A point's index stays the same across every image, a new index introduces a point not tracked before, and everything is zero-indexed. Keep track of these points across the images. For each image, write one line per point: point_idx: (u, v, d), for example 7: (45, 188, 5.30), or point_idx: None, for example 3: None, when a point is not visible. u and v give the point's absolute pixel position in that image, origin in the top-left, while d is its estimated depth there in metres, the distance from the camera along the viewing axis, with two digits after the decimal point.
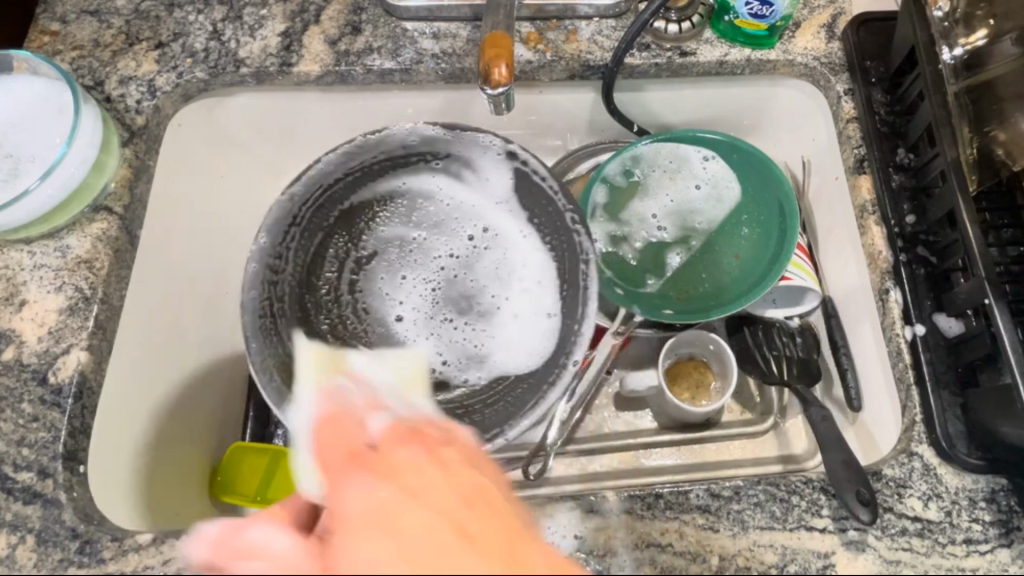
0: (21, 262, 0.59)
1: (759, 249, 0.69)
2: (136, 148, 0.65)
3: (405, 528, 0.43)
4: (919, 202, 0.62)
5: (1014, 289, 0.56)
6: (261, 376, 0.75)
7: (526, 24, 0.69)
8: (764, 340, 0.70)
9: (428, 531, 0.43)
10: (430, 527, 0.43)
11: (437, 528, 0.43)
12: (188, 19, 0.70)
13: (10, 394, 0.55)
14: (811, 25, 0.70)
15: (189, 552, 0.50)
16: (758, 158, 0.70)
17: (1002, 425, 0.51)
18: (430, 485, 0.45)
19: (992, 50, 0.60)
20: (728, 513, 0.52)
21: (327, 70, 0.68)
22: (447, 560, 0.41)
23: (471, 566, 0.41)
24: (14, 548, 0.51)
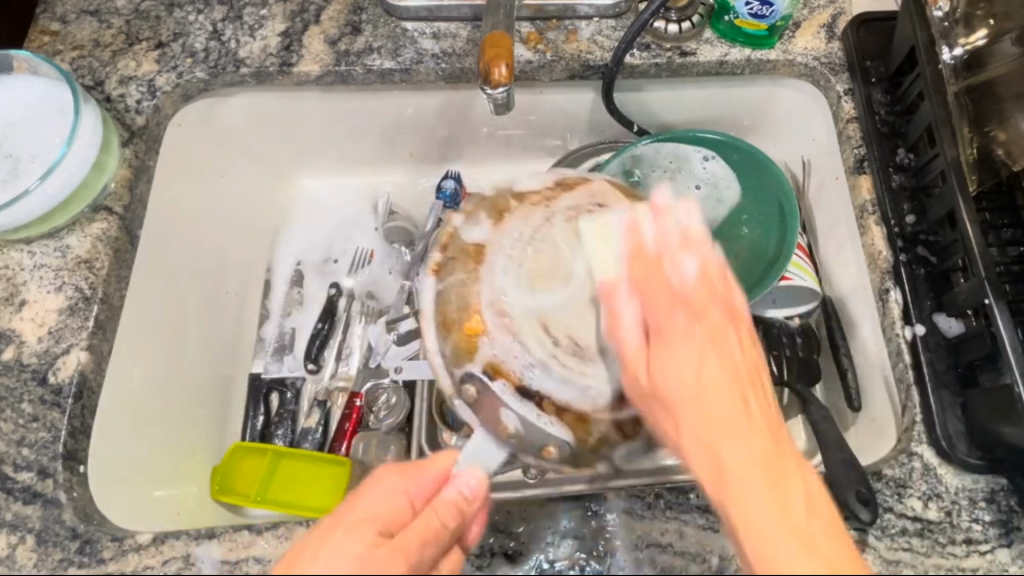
0: (21, 263, 0.59)
1: (759, 248, 0.70)
2: (136, 148, 0.65)
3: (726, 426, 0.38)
4: (919, 202, 0.62)
5: (1014, 288, 0.56)
6: (261, 377, 0.75)
7: (526, 24, 0.69)
8: (765, 341, 0.69)
9: (732, 442, 0.37)
10: (724, 424, 0.38)
11: (709, 442, 0.38)
12: (188, 19, 0.70)
13: (10, 394, 0.55)
14: (811, 26, 0.70)
15: (189, 552, 0.50)
16: (757, 158, 0.71)
17: (1002, 425, 0.51)
18: (727, 422, 0.38)
19: (992, 50, 0.60)
20: None
21: (327, 70, 0.68)
22: (710, 428, 0.38)
23: (728, 416, 0.38)
24: (14, 548, 0.50)
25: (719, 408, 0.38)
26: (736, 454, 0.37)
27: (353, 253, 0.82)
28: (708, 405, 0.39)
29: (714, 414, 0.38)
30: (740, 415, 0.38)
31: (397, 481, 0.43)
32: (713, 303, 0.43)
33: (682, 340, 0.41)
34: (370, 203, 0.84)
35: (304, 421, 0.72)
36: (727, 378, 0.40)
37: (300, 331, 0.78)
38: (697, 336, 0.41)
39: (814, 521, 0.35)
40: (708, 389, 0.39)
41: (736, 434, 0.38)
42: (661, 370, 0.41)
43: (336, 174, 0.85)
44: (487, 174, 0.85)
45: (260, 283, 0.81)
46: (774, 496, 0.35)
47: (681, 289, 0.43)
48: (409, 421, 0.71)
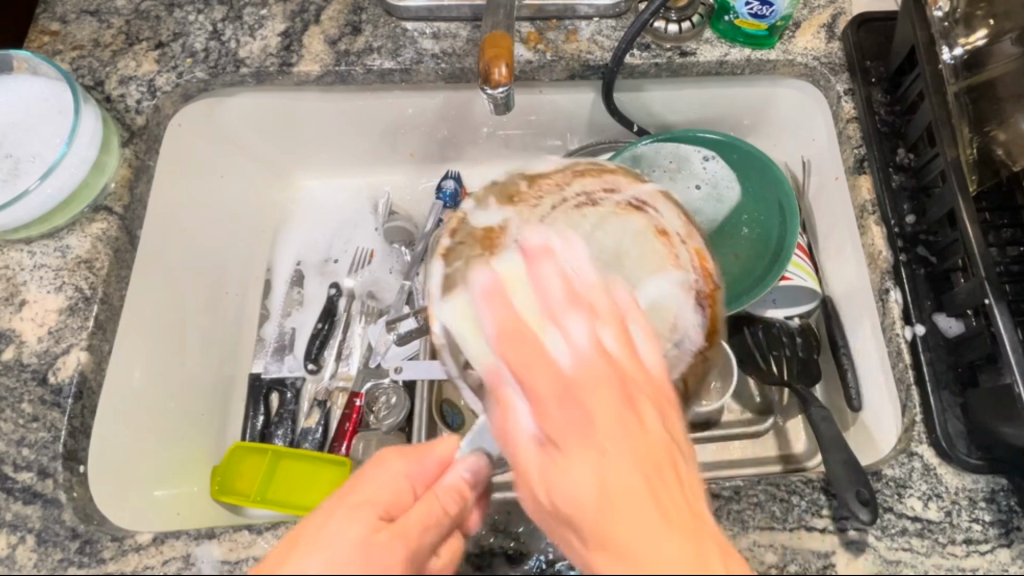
0: (21, 262, 0.59)
1: (758, 248, 0.70)
2: (136, 148, 0.65)
3: (586, 455, 0.35)
4: (919, 202, 0.62)
5: (1014, 288, 0.56)
6: (261, 377, 0.75)
7: (526, 24, 0.69)
8: (765, 340, 0.69)
9: (648, 544, 0.32)
10: (583, 483, 0.35)
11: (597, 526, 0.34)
12: (188, 19, 0.70)
13: (10, 394, 0.55)
14: (811, 26, 0.70)
15: (189, 552, 0.50)
16: (757, 158, 0.71)
17: (1002, 425, 0.51)
18: (615, 465, 0.34)
19: (992, 50, 0.60)
20: (727, 513, 0.52)
21: (327, 70, 0.68)
22: (609, 515, 0.33)
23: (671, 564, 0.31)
24: (14, 548, 0.50)
25: (642, 491, 0.33)
26: (641, 544, 0.32)
27: (353, 253, 0.82)
28: (625, 470, 0.34)
29: (636, 463, 0.34)
30: (632, 498, 0.33)
31: (399, 465, 0.43)
32: (603, 388, 0.36)
33: (559, 405, 0.36)
34: (370, 203, 0.85)
35: (304, 421, 0.73)
36: (579, 404, 0.36)
37: (300, 331, 0.78)
38: (619, 406, 0.36)
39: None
40: (628, 485, 0.33)
41: (636, 503, 0.33)
42: (561, 487, 0.36)
43: (336, 173, 0.85)
44: (487, 174, 0.85)
45: (260, 283, 0.81)
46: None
47: (563, 372, 0.37)
48: (408, 421, 0.71)
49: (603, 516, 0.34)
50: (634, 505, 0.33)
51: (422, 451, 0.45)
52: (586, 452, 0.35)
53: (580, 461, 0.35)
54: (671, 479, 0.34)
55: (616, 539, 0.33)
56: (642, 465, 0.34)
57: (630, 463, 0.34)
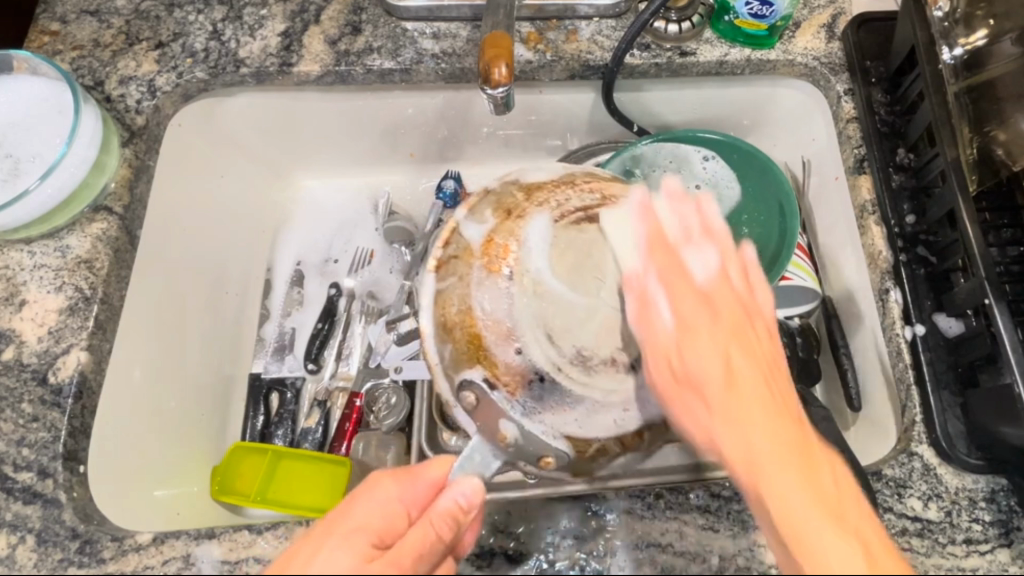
0: (21, 263, 0.59)
1: (758, 248, 0.70)
2: (136, 148, 0.65)
3: (747, 416, 0.37)
4: (919, 202, 0.62)
5: (1014, 289, 0.56)
6: (261, 377, 0.75)
7: (526, 24, 0.69)
8: None
9: (767, 448, 0.36)
10: (748, 384, 0.38)
11: (745, 444, 0.36)
12: (188, 19, 0.70)
13: (10, 394, 0.55)
14: (811, 26, 0.70)
15: (189, 552, 0.50)
16: (758, 159, 0.71)
17: (1002, 425, 0.51)
18: (765, 429, 0.36)
19: (992, 50, 0.60)
20: (728, 512, 0.51)
21: (327, 70, 0.68)
22: (810, 472, 0.35)
23: (761, 431, 0.36)
24: (14, 548, 0.50)
25: (761, 402, 0.37)
26: (811, 465, 0.36)
27: (353, 253, 0.82)
28: (751, 399, 0.37)
29: (770, 415, 0.37)
30: (762, 419, 0.37)
31: (391, 490, 0.43)
32: (732, 336, 0.39)
33: (704, 339, 0.39)
34: (370, 203, 0.85)
35: (304, 421, 0.73)
36: (747, 379, 0.38)
37: (300, 331, 0.78)
38: (720, 336, 0.39)
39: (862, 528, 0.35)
40: (744, 373, 0.38)
41: (781, 426, 0.37)
42: (723, 439, 0.37)
43: (336, 173, 0.85)
44: (487, 174, 0.85)
45: (260, 283, 0.81)
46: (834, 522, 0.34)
47: (674, 275, 0.42)
48: (408, 421, 0.71)
49: (757, 454, 0.36)
50: (777, 432, 0.36)
51: (417, 471, 0.44)
52: (719, 354, 0.39)
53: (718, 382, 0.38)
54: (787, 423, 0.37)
55: (755, 467, 0.36)
56: (773, 395, 0.38)
57: (780, 420, 0.37)
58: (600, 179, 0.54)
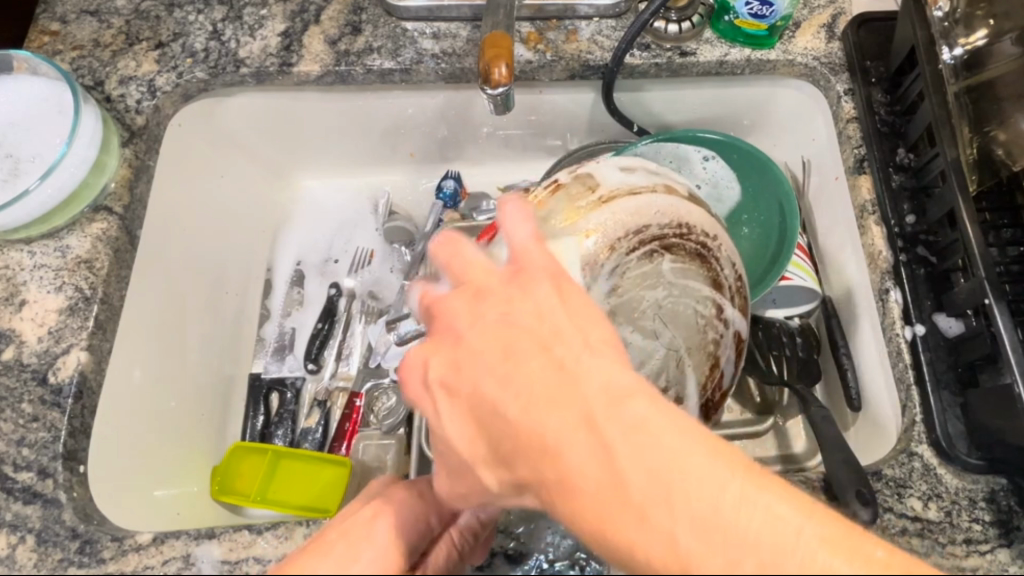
0: (21, 263, 0.59)
1: (759, 249, 0.70)
2: (136, 148, 0.65)
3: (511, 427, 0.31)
4: (919, 202, 0.62)
5: (1014, 288, 0.56)
6: (262, 377, 0.75)
7: (526, 24, 0.69)
8: (765, 340, 0.68)
9: (606, 471, 0.29)
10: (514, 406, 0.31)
11: (557, 471, 0.30)
12: (188, 19, 0.70)
13: (10, 394, 0.55)
14: (811, 26, 0.70)
15: (189, 552, 0.50)
16: (757, 159, 0.70)
17: (1002, 425, 0.51)
18: (532, 420, 0.30)
19: (992, 50, 0.60)
20: None
21: (327, 70, 0.68)
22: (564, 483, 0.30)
23: (571, 440, 0.29)
24: (14, 548, 0.50)
25: (621, 396, 0.30)
26: (642, 472, 0.28)
27: (353, 253, 0.82)
28: (588, 405, 0.29)
29: (556, 410, 0.30)
30: (632, 415, 0.29)
31: (416, 504, 0.41)
32: (480, 339, 0.32)
33: (456, 348, 0.33)
34: (370, 203, 0.85)
35: (304, 421, 0.73)
36: (501, 363, 0.31)
37: (300, 331, 0.78)
38: (470, 332, 0.33)
39: (792, 506, 0.28)
40: (571, 361, 0.31)
41: (578, 443, 0.29)
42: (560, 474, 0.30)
43: (335, 173, 0.85)
44: (487, 174, 0.85)
45: (260, 283, 0.81)
46: (745, 491, 0.28)
47: (463, 279, 0.34)
48: (408, 421, 0.71)
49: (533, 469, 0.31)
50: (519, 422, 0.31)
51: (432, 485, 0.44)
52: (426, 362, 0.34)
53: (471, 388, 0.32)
54: (582, 431, 0.29)
55: (599, 499, 0.29)
56: (518, 383, 0.31)
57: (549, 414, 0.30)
58: (671, 200, 0.52)
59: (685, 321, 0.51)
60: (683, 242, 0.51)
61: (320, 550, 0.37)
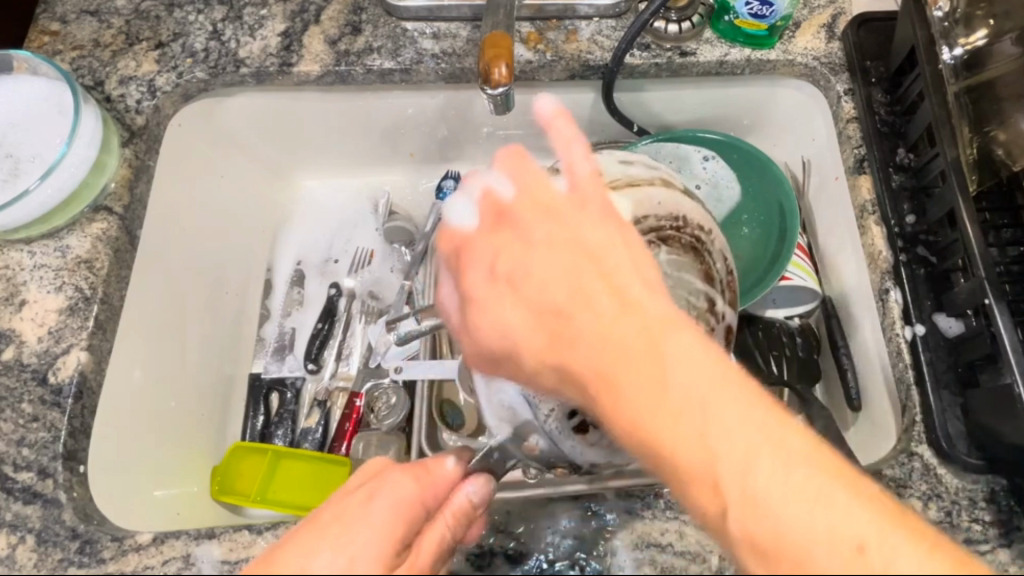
0: (21, 263, 0.59)
1: (758, 249, 0.70)
2: (136, 148, 0.65)
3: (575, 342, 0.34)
4: (919, 202, 0.62)
5: (1014, 288, 0.56)
6: (262, 377, 0.75)
7: (526, 24, 0.69)
8: (765, 339, 0.69)
9: (658, 405, 0.31)
10: (596, 343, 0.33)
11: (610, 384, 0.33)
12: (188, 19, 0.70)
13: (10, 394, 0.55)
14: (811, 26, 0.70)
15: (189, 552, 0.50)
16: (758, 158, 0.71)
17: (1002, 425, 0.51)
18: (601, 332, 0.33)
19: (992, 50, 0.60)
20: None
21: (327, 70, 0.68)
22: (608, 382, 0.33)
23: (635, 345, 0.33)
24: (14, 548, 0.50)
25: (666, 341, 0.32)
26: (689, 403, 0.31)
27: (353, 253, 0.82)
28: (644, 353, 0.32)
29: (618, 357, 0.33)
30: (679, 344, 0.32)
31: (414, 488, 0.41)
32: (553, 246, 0.36)
33: (523, 254, 0.37)
34: (370, 204, 0.85)
35: (304, 421, 0.73)
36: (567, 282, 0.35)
37: (300, 331, 0.78)
38: (541, 232, 0.37)
39: (818, 464, 0.30)
40: (626, 332, 0.33)
41: (640, 370, 0.32)
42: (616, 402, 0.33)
43: (335, 173, 0.85)
44: None
45: (260, 283, 0.81)
46: (781, 462, 0.29)
47: (529, 191, 0.38)
48: (408, 421, 0.71)
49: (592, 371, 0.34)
50: (591, 341, 0.34)
51: (431, 466, 0.43)
52: (486, 263, 0.38)
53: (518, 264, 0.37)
54: (649, 358, 0.32)
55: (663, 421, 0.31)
56: (573, 281, 0.35)
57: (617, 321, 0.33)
58: (670, 195, 0.52)
59: (677, 307, 0.49)
60: (678, 234, 0.51)
61: (315, 529, 0.38)
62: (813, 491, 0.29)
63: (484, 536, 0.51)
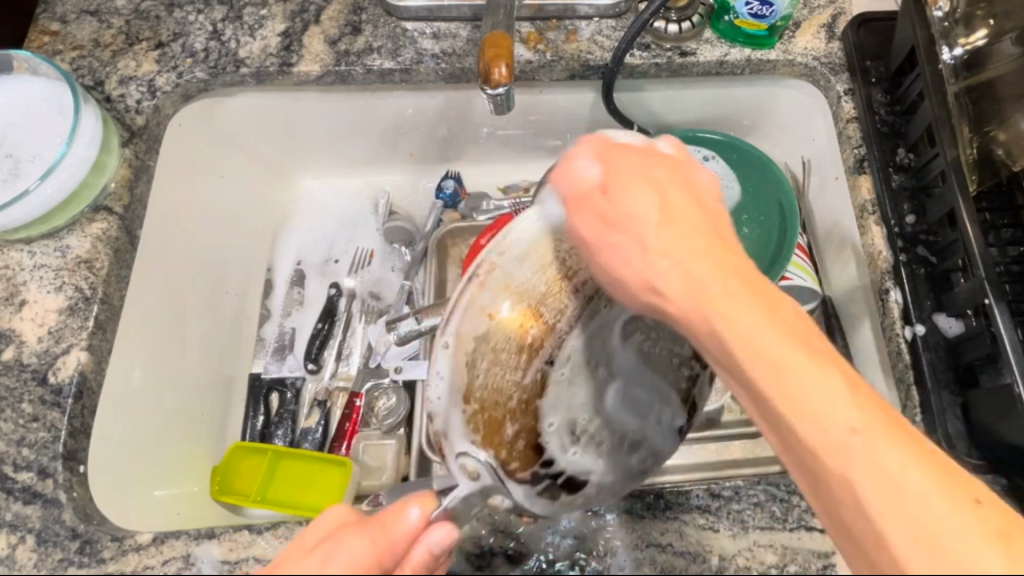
0: (21, 263, 0.59)
1: (759, 248, 0.70)
2: (136, 148, 0.65)
3: (722, 315, 0.31)
4: (919, 202, 0.62)
5: (1014, 288, 0.56)
6: (262, 377, 0.75)
7: (526, 24, 0.69)
8: None
9: (839, 441, 0.29)
10: (748, 356, 0.30)
11: (788, 399, 0.29)
12: (188, 19, 0.70)
13: (10, 394, 0.55)
14: (811, 26, 0.70)
15: (189, 552, 0.50)
16: (757, 157, 0.72)
17: (1002, 425, 0.51)
18: (763, 348, 0.30)
19: (992, 50, 0.60)
20: (728, 512, 0.51)
21: (327, 70, 0.68)
22: (778, 388, 0.30)
23: (794, 351, 0.30)
24: (14, 548, 0.50)
25: (807, 373, 0.29)
26: (843, 419, 0.29)
27: (353, 253, 0.82)
28: (795, 367, 0.29)
29: (791, 344, 0.30)
30: (826, 378, 0.29)
31: (367, 548, 0.36)
32: (703, 228, 0.33)
33: (650, 233, 0.33)
34: (371, 203, 0.85)
35: (304, 421, 0.73)
36: (700, 261, 0.32)
37: (300, 331, 0.78)
38: (694, 228, 0.33)
39: (971, 521, 0.28)
40: (740, 300, 0.31)
41: (798, 358, 0.30)
42: (804, 398, 0.29)
43: (335, 173, 0.85)
44: (488, 174, 0.85)
45: (260, 283, 0.81)
46: (931, 485, 0.28)
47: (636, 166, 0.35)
48: (408, 421, 0.71)
49: (773, 364, 0.30)
50: (747, 320, 0.30)
51: (385, 515, 0.39)
52: (626, 230, 0.34)
53: (635, 274, 0.34)
54: (817, 358, 0.30)
55: (833, 443, 0.29)
56: (737, 275, 0.32)
57: (787, 343, 0.30)
58: None
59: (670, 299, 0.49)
60: None
61: None
62: (994, 569, 0.27)
63: (484, 536, 0.51)
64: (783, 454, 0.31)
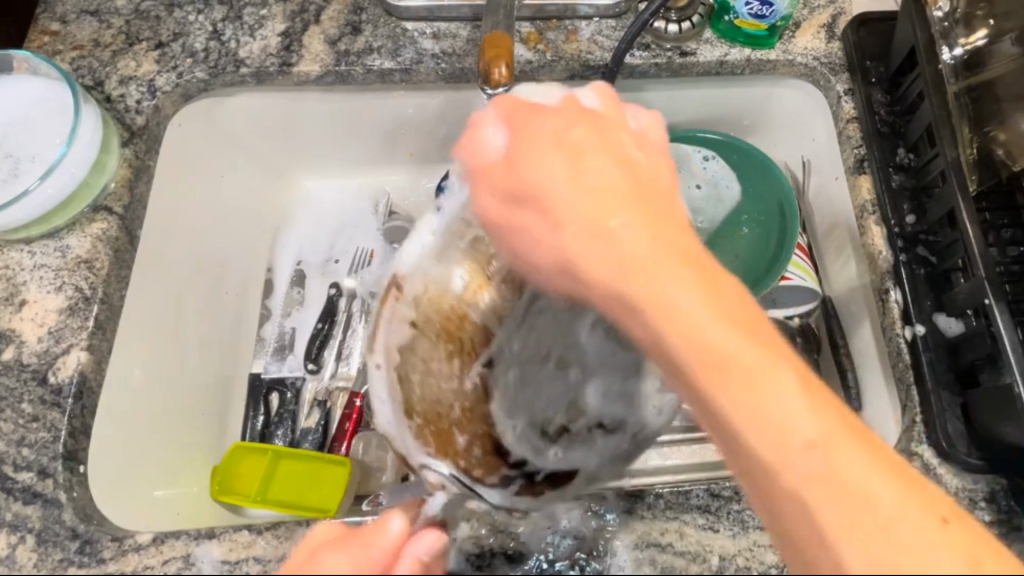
0: (21, 263, 0.59)
1: (758, 248, 0.70)
2: (136, 147, 0.65)
3: (663, 310, 0.31)
4: (919, 202, 0.62)
5: (1014, 288, 0.56)
6: (262, 377, 0.75)
7: (526, 24, 0.69)
8: None
9: (804, 424, 0.29)
10: (689, 341, 0.31)
11: (718, 380, 0.30)
12: (188, 19, 0.70)
13: (10, 394, 0.55)
14: (811, 26, 0.70)
15: (189, 552, 0.50)
16: (757, 158, 0.72)
17: (1002, 425, 0.51)
18: (703, 332, 0.31)
19: (992, 50, 0.60)
20: (727, 512, 0.51)
21: (327, 70, 0.68)
22: (717, 379, 0.30)
23: (736, 344, 0.30)
24: (14, 548, 0.50)
25: (757, 375, 0.30)
26: (801, 422, 0.29)
27: (353, 253, 0.82)
28: (741, 361, 0.30)
29: (746, 338, 0.30)
30: (768, 377, 0.30)
31: (351, 564, 0.37)
32: (629, 204, 0.34)
33: (557, 204, 0.34)
34: (371, 203, 0.85)
35: (305, 422, 0.73)
36: (635, 245, 0.33)
37: (300, 331, 0.78)
38: (627, 207, 0.34)
39: (911, 510, 0.29)
40: (673, 282, 0.32)
41: (728, 344, 0.31)
42: (761, 404, 0.30)
43: (335, 173, 0.85)
44: None
45: (260, 283, 0.81)
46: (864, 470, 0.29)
47: (588, 125, 0.36)
48: None
49: (723, 364, 0.30)
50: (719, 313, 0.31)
51: (369, 533, 0.39)
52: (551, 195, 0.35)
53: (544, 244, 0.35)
54: (758, 354, 0.30)
55: (779, 440, 0.30)
56: (680, 260, 0.32)
57: (740, 342, 0.30)
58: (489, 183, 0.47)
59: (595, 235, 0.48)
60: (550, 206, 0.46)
61: None
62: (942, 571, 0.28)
63: (485, 536, 0.51)
64: (725, 454, 0.32)
